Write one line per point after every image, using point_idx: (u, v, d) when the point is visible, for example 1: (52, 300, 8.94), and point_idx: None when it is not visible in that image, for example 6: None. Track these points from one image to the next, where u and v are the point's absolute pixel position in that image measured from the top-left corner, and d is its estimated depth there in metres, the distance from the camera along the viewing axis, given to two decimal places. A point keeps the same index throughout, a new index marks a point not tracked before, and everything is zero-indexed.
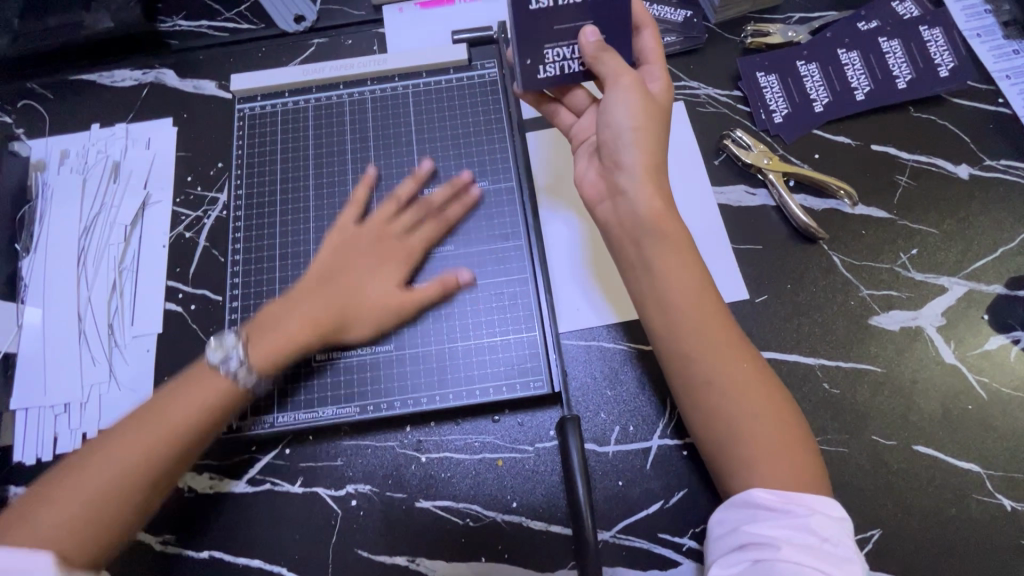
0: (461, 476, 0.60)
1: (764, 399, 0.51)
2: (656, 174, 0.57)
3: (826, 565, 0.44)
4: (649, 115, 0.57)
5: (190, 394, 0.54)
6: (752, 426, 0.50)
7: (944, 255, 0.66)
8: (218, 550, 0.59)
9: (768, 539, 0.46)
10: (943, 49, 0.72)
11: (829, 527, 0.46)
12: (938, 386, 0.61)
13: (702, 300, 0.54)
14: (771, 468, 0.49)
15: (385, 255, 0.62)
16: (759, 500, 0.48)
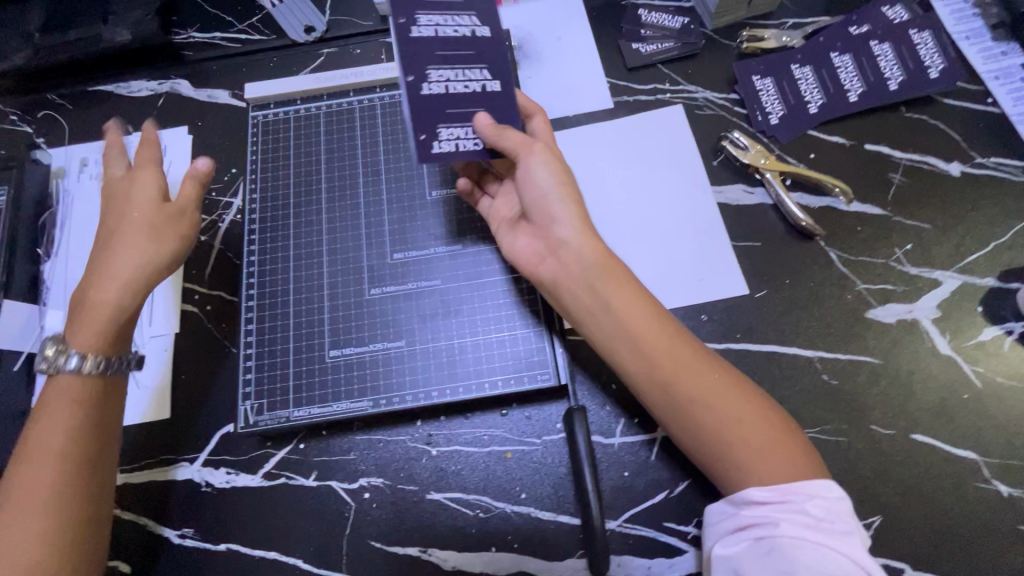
0: (470, 469, 0.61)
1: (745, 401, 0.53)
2: (587, 221, 0.60)
3: (824, 539, 0.46)
4: (563, 172, 0.61)
5: (65, 404, 0.55)
6: (745, 426, 0.52)
7: (938, 249, 0.68)
8: (235, 543, 0.60)
9: (765, 519, 0.48)
10: (933, 52, 0.74)
11: (826, 508, 0.48)
12: (934, 376, 0.63)
13: (658, 329, 0.56)
14: (766, 457, 0.51)
15: (149, 215, 0.61)
16: (756, 493, 0.50)
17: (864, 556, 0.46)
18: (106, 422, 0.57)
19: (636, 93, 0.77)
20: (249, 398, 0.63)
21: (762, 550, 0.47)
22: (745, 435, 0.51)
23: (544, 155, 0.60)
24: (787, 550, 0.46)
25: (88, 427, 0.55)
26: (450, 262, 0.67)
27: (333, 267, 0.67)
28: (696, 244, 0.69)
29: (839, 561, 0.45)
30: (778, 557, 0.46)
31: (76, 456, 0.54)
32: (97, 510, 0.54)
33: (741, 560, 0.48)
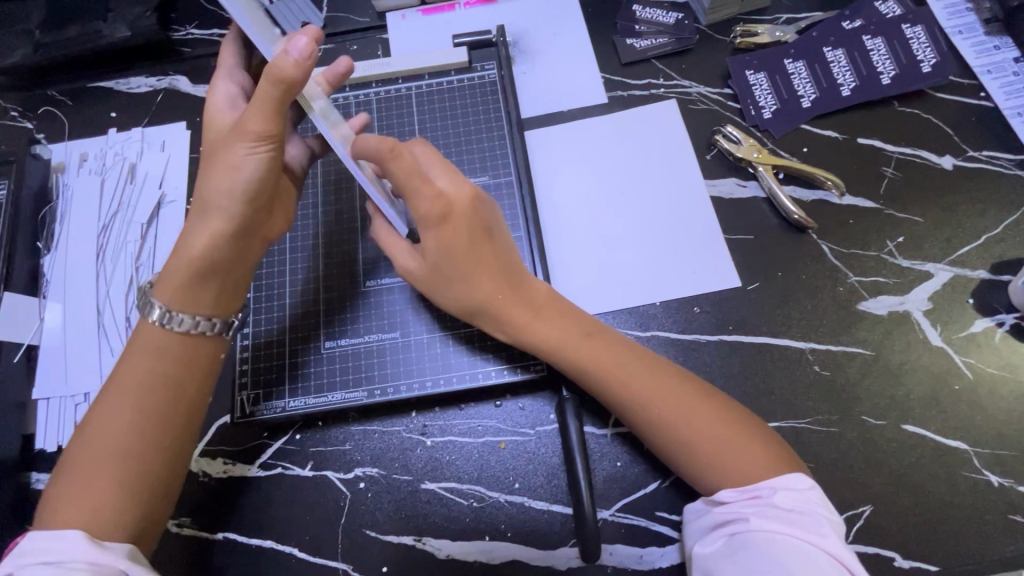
0: (465, 459, 0.62)
1: (692, 416, 0.54)
2: (492, 295, 0.59)
3: (796, 531, 0.46)
4: (449, 262, 0.59)
5: (154, 353, 0.53)
6: (707, 436, 0.53)
7: (930, 242, 0.68)
8: (232, 532, 0.61)
9: (738, 515, 0.49)
10: (925, 46, 0.75)
11: (797, 502, 0.49)
12: (925, 367, 0.63)
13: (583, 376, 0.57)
14: (743, 456, 0.52)
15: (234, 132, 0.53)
16: (727, 493, 0.51)
17: (837, 550, 0.46)
18: (183, 376, 0.54)
19: (630, 88, 0.78)
20: (245, 389, 0.63)
21: (736, 545, 0.47)
22: (717, 437, 0.53)
23: (423, 267, 0.61)
24: (755, 540, 0.46)
25: (165, 380, 0.53)
26: None
27: (329, 260, 0.68)
28: (689, 238, 0.70)
29: (808, 552, 0.45)
30: (746, 548, 0.46)
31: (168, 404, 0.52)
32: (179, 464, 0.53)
33: (717, 557, 0.48)
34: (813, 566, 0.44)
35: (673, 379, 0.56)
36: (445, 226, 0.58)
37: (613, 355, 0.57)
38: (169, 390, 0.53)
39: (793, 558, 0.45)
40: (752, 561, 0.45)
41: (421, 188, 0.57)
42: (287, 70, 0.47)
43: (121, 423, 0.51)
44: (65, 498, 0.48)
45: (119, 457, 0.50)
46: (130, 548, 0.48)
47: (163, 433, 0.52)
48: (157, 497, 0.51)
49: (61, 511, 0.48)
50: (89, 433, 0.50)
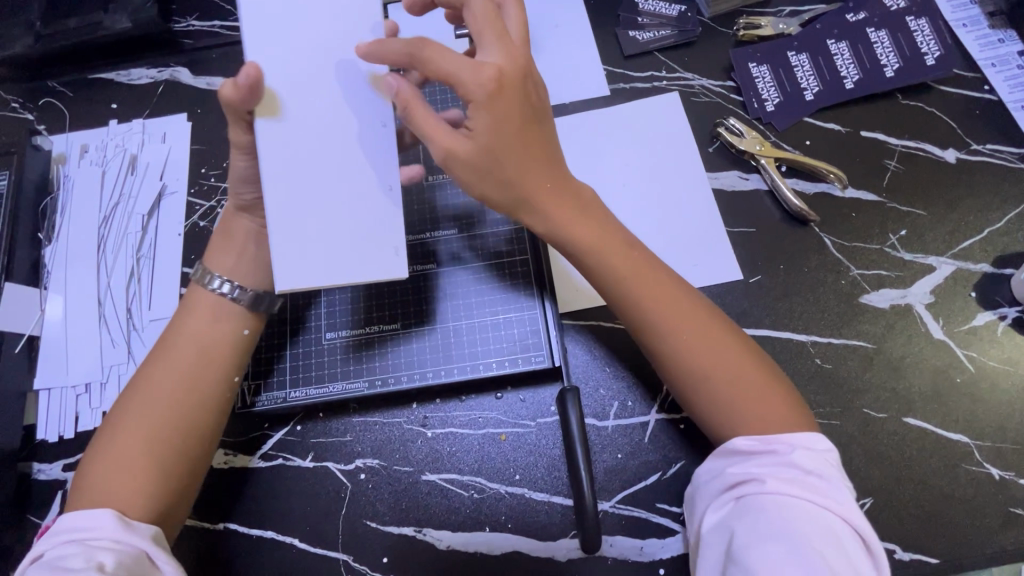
0: (465, 450, 0.62)
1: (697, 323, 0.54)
2: (535, 185, 0.54)
3: (811, 495, 0.46)
4: (500, 144, 0.51)
5: (201, 316, 0.58)
6: (713, 355, 0.53)
7: (933, 236, 0.68)
8: (233, 522, 0.61)
9: (753, 476, 0.48)
10: (930, 39, 0.74)
11: (814, 461, 0.48)
12: (927, 361, 0.63)
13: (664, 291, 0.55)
14: (750, 396, 0.52)
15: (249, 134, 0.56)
16: (740, 444, 0.51)
17: (852, 510, 0.46)
18: (219, 340, 0.57)
19: (633, 80, 0.78)
20: (245, 380, 0.63)
21: (748, 508, 0.47)
22: (718, 363, 0.53)
23: (467, 146, 0.51)
24: (772, 503, 0.46)
25: (206, 343, 0.57)
26: (450, 247, 0.67)
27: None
28: (689, 230, 0.69)
29: (826, 514, 0.45)
30: (762, 512, 0.46)
31: (203, 379, 0.55)
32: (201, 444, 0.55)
33: (727, 521, 0.48)
34: (831, 529, 0.44)
35: (677, 288, 0.56)
36: (498, 111, 0.50)
37: (632, 259, 0.56)
38: (206, 351, 0.56)
39: (806, 522, 0.44)
40: (769, 525, 0.45)
41: (466, 66, 0.49)
42: (220, 92, 0.50)
43: (159, 385, 0.54)
44: (105, 445, 0.52)
45: (155, 408, 0.53)
46: (154, 528, 0.50)
47: (196, 391, 0.55)
48: (181, 457, 0.53)
49: (100, 458, 0.52)
50: (134, 385, 0.55)
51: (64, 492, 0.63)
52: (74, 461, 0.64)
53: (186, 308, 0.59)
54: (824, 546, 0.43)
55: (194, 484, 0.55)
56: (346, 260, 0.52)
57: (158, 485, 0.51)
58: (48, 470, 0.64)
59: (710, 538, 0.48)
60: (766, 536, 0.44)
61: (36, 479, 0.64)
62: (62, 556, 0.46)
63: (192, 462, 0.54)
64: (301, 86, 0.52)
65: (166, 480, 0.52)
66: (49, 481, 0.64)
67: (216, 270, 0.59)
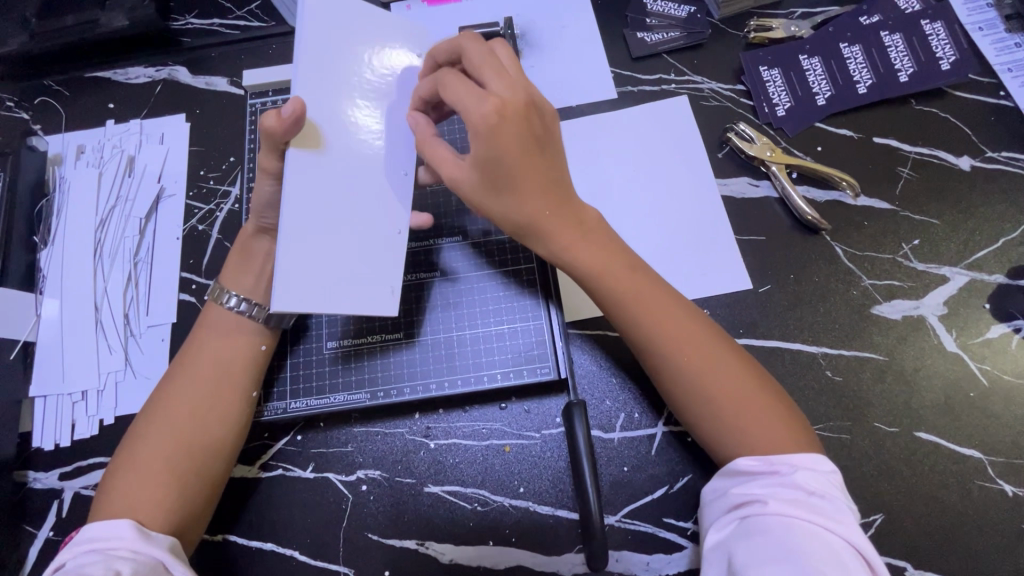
0: (468, 462, 0.61)
1: (704, 350, 0.53)
2: (541, 211, 0.53)
3: (813, 517, 0.44)
4: (503, 172, 0.50)
5: (214, 333, 0.58)
6: (722, 381, 0.52)
7: (946, 245, 0.66)
8: (232, 534, 0.60)
9: (755, 497, 0.47)
10: (945, 43, 0.73)
11: (816, 482, 0.47)
12: (940, 374, 0.62)
13: (672, 320, 0.54)
14: (758, 421, 0.51)
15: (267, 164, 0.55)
16: (745, 464, 0.49)
17: (858, 535, 0.44)
18: (235, 355, 0.57)
19: (641, 83, 0.76)
20: None
21: (749, 530, 0.46)
22: (726, 388, 0.52)
23: (473, 175, 0.51)
24: (774, 525, 0.45)
25: (225, 358, 0.57)
26: (453, 254, 0.66)
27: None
28: (697, 238, 0.68)
29: (829, 537, 0.43)
30: (762, 534, 0.45)
31: (217, 395, 0.55)
32: (216, 460, 0.54)
33: (729, 543, 0.47)
34: (834, 553, 0.43)
35: (686, 315, 0.54)
36: (502, 144, 0.49)
37: (636, 286, 0.54)
38: (225, 365, 0.56)
39: (807, 543, 0.43)
40: (770, 548, 0.44)
41: (472, 97, 0.49)
42: (262, 121, 0.48)
43: (174, 402, 0.54)
44: (125, 463, 0.51)
45: (177, 423, 0.53)
46: (172, 540, 0.48)
47: (217, 403, 0.55)
48: (196, 473, 0.52)
49: (116, 478, 0.51)
50: (154, 404, 0.54)
51: (60, 502, 0.62)
52: (70, 470, 0.63)
53: (199, 326, 0.59)
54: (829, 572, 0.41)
55: (211, 498, 0.54)
56: (352, 287, 0.50)
57: (178, 500, 0.51)
58: (43, 479, 0.63)
59: (714, 562, 0.47)
60: (765, 559, 0.43)
61: (31, 488, 0.63)
62: (82, 564, 0.44)
63: (207, 478, 0.53)
64: (321, 99, 0.50)
65: (187, 494, 0.51)
66: (44, 490, 0.62)
67: (231, 287, 0.59)
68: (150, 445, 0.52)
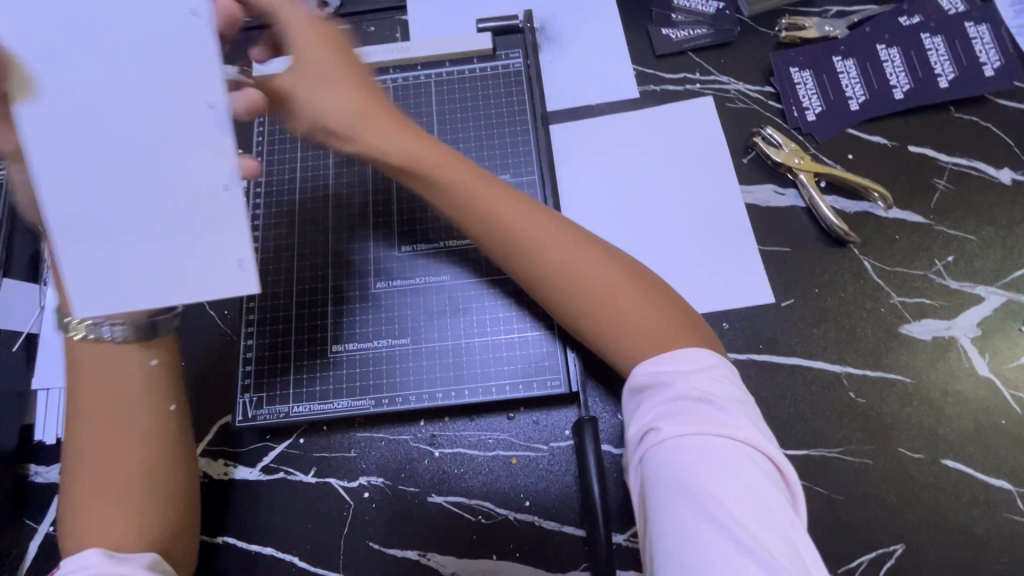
0: (474, 473, 0.59)
1: (570, 243, 0.51)
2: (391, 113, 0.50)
3: (703, 428, 0.43)
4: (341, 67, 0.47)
5: (94, 366, 0.50)
6: (590, 276, 0.50)
7: (983, 263, 0.63)
8: (232, 536, 0.59)
9: (649, 423, 0.45)
10: (989, 47, 0.69)
11: (707, 384, 0.45)
12: (969, 400, 0.59)
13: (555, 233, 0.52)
14: (634, 314, 0.49)
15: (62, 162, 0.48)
16: (639, 378, 0.48)
17: (750, 434, 0.43)
18: (131, 380, 0.51)
19: (664, 82, 0.73)
20: (248, 392, 0.61)
21: (651, 461, 0.44)
22: (621, 306, 0.50)
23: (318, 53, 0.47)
24: (670, 448, 0.43)
25: (116, 389, 0.51)
26: (460, 258, 0.63)
27: (340, 228, 0.65)
28: (719, 248, 0.65)
29: (720, 442, 0.42)
30: (665, 462, 0.43)
31: (138, 424, 0.51)
32: (170, 481, 0.52)
33: (638, 480, 0.45)
34: (737, 470, 0.41)
35: (566, 224, 0.53)
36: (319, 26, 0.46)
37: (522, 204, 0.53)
38: (119, 397, 0.50)
39: (705, 460, 0.41)
40: (670, 476, 0.42)
41: None
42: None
43: (93, 441, 0.50)
44: (75, 512, 0.49)
45: (97, 464, 0.50)
46: (152, 557, 0.49)
47: (131, 433, 0.50)
48: (152, 497, 0.51)
49: (73, 522, 0.49)
50: (74, 448, 0.50)
51: None
52: None
53: (66, 360, 0.51)
54: (717, 483, 0.41)
55: (186, 510, 0.53)
56: (209, 273, 0.42)
57: (145, 528, 0.50)
58: (45, 473, 0.62)
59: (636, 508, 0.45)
60: (676, 491, 0.41)
61: (33, 482, 0.62)
62: None
63: (171, 498, 0.52)
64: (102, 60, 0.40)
65: (149, 521, 0.50)
66: (46, 485, 0.62)
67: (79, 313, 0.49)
68: (93, 484, 0.49)
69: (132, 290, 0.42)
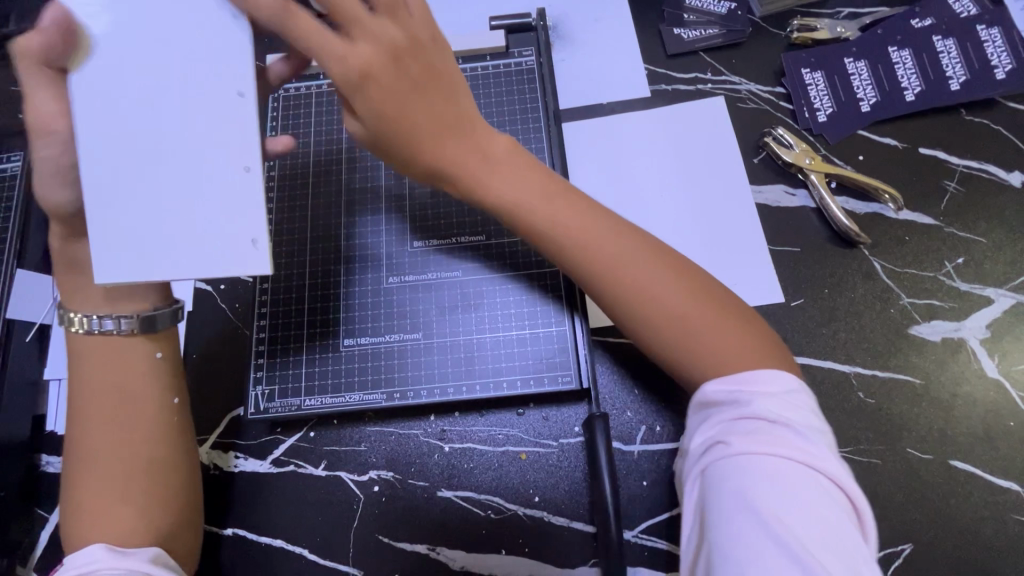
0: (484, 468, 0.59)
1: (641, 260, 0.50)
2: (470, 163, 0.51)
3: (778, 448, 0.41)
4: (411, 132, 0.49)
5: (96, 363, 0.52)
6: (664, 295, 0.49)
7: (993, 265, 0.63)
8: (242, 528, 0.59)
9: (719, 437, 0.44)
10: (1001, 50, 0.69)
11: (782, 409, 0.43)
12: (978, 401, 0.59)
13: (638, 264, 0.49)
14: (704, 328, 0.48)
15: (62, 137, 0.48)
16: (711, 391, 0.47)
17: (824, 462, 0.41)
18: (133, 374, 0.53)
19: (675, 82, 0.73)
20: (260, 384, 0.61)
21: (715, 473, 0.43)
22: (706, 327, 0.48)
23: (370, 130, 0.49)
24: (740, 463, 0.42)
25: (121, 381, 0.52)
26: (471, 254, 0.64)
27: (352, 222, 0.65)
28: (730, 248, 0.66)
29: (791, 468, 0.41)
30: (731, 476, 0.42)
31: (139, 417, 0.52)
32: (169, 472, 0.52)
33: (701, 488, 0.44)
34: (809, 496, 0.40)
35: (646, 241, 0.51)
36: (388, 80, 0.46)
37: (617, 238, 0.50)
38: (124, 390, 0.52)
39: (778, 482, 0.41)
40: (737, 490, 0.41)
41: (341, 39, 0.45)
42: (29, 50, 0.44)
43: (94, 437, 0.51)
44: (77, 508, 0.50)
45: (97, 457, 0.50)
46: (156, 551, 0.49)
47: (131, 426, 0.52)
48: (156, 489, 0.51)
49: (75, 518, 0.50)
50: (74, 445, 0.51)
51: None
52: None
53: (69, 359, 0.53)
54: (785, 512, 0.39)
55: (191, 503, 0.54)
56: (203, 247, 0.46)
57: (150, 519, 0.50)
58: (57, 463, 0.62)
59: (689, 517, 0.45)
60: (741, 506, 0.41)
61: (44, 472, 0.62)
62: None
63: (174, 490, 0.52)
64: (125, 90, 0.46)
65: (153, 512, 0.51)
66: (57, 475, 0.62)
67: (88, 310, 0.53)
68: (95, 479, 0.50)
69: (129, 264, 0.46)
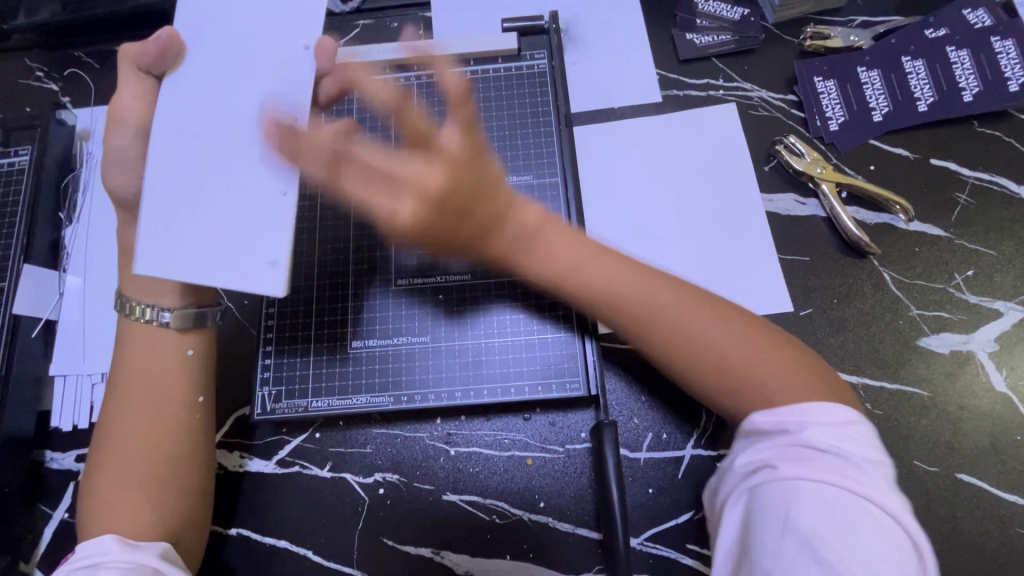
0: (490, 472, 0.59)
1: (694, 309, 0.50)
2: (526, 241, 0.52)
3: (829, 477, 0.41)
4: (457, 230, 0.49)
5: (138, 351, 0.53)
6: (720, 339, 0.49)
7: (1002, 278, 0.63)
8: (247, 528, 0.59)
9: (765, 461, 0.44)
10: (1015, 62, 0.68)
11: (834, 438, 0.43)
12: (985, 415, 0.59)
13: (688, 314, 0.50)
14: (758, 358, 0.49)
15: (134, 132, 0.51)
16: (760, 421, 0.46)
17: (875, 493, 0.41)
18: (167, 367, 0.53)
19: (687, 87, 0.73)
20: (266, 385, 0.61)
21: (760, 497, 0.43)
22: (758, 360, 0.48)
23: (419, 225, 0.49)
24: (788, 490, 0.42)
25: (150, 371, 0.53)
26: None
27: (359, 222, 0.65)
28: (740, 256, 0.65)
29: (845, 497, 0.41)
30: (778, 501, 0.42)
31: (167, 410, 0.52)
32: (186, 469, 0.52)
33: (745, 513, 0.44)
34: (859, 526, 0.40)
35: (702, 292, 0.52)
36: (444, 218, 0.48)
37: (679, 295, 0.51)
38: (156, 381, 0.52)
39: (827, 509, 0.41)
40: (785, 515, 0.41)
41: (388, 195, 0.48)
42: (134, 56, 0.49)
43: (124, 424, 0.51)
44: (96, 493, 0.50)
45: (122, 445, 0.51)
46: (164, 547, 0.48)
47: (159, 418, 0.52)
48: (172, 483, 0.51)
49: (94, 502, 0.50)
50: (105, 430, 0.52)
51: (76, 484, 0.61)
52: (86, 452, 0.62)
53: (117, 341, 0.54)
54: (832, 537, 0.40)
55: (204, 501, 0.54)
56: (223, 257, 0.45)
57: (160, 513, 0.50)
58: (60, 460, 0.62)
59: (729, 540, 0.45)
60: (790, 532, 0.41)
61: (48, 468, 0.62)
62: None
63: (189, 487, 0.52)
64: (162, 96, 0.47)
65: (166, 507, 0.51)
66: (61, 472, 0.62)
67: (134, 298, 0.53)
68: (117, 466, 0.50)
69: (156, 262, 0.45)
